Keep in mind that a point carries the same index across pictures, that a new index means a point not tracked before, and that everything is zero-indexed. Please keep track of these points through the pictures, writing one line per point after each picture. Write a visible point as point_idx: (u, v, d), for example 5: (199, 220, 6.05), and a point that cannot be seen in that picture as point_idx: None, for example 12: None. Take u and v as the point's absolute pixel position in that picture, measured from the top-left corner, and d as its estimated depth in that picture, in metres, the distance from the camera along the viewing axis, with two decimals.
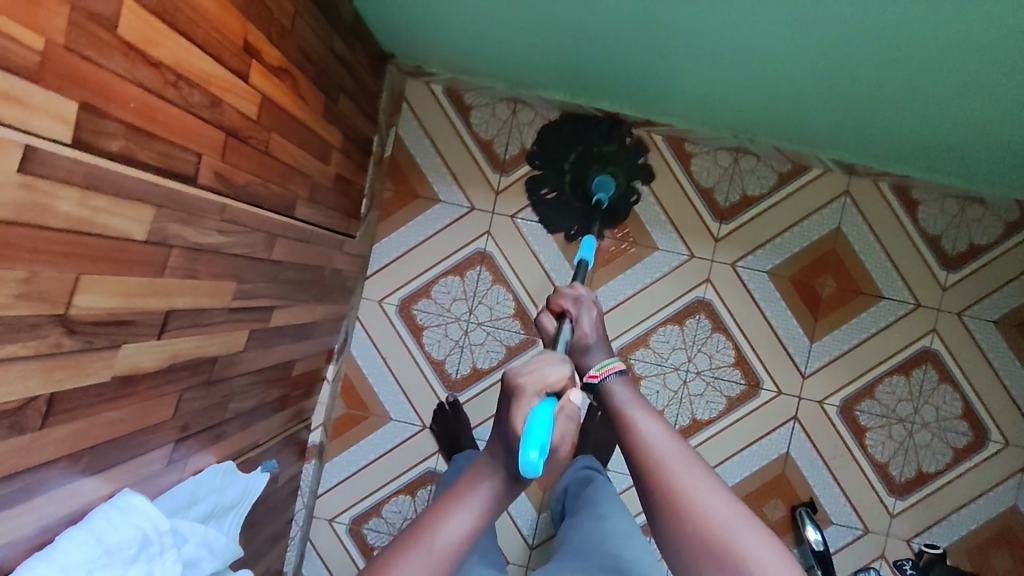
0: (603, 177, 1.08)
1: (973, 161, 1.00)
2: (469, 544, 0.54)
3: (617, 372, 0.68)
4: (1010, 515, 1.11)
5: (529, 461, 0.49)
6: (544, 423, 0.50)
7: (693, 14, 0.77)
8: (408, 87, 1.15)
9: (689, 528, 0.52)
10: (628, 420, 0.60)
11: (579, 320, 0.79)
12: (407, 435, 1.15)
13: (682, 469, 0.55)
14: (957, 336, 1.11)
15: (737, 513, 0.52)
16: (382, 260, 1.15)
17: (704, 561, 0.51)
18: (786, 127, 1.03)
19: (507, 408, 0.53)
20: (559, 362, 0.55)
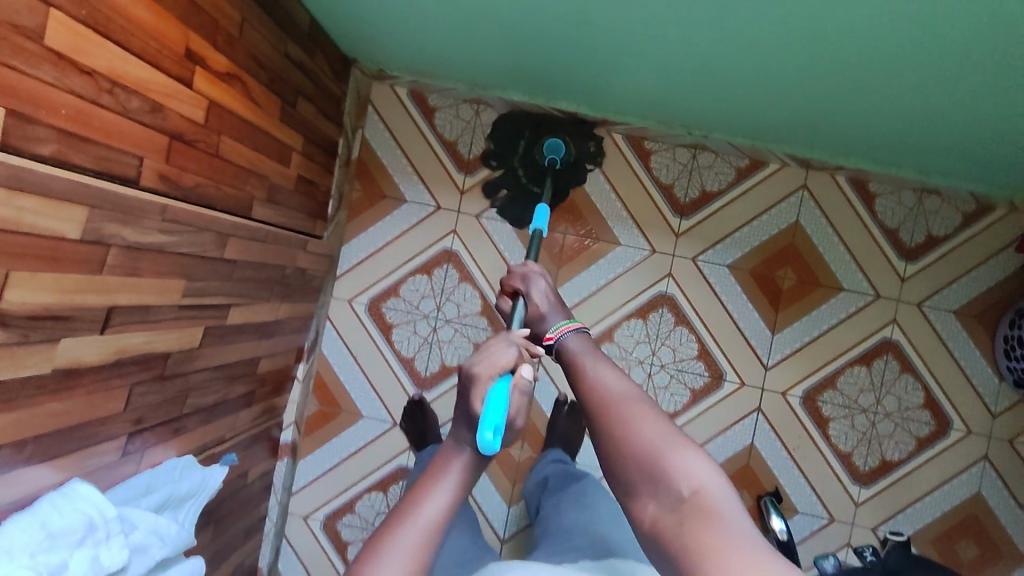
0: (553, 139, 1.11)
1: (924, 153, 1.02)
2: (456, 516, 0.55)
3: (574, 330, 0.68)
4: (974, 502, 1.12)
5: (487, 439, 0.55)
6: (499, 400, 0.56)
7: (628, 15, 0.79)
8: (374, 90, 1.18)
9: (621, 450, 0.50)
10: (578, 370, 0.60)
11: (530, 293, 0.80)
12: (378, 431, 1.16)
13: (620, 400, 0.53)
14: (917, 326, 1.13)
15: (672, 436, 0.49)
16: (351, 260, 1.17)
17: (636, 481, 0.48)
18: (739, 123, 1.05)
19: (466, 395, 0.59)
20: (506, 346, 0.62)
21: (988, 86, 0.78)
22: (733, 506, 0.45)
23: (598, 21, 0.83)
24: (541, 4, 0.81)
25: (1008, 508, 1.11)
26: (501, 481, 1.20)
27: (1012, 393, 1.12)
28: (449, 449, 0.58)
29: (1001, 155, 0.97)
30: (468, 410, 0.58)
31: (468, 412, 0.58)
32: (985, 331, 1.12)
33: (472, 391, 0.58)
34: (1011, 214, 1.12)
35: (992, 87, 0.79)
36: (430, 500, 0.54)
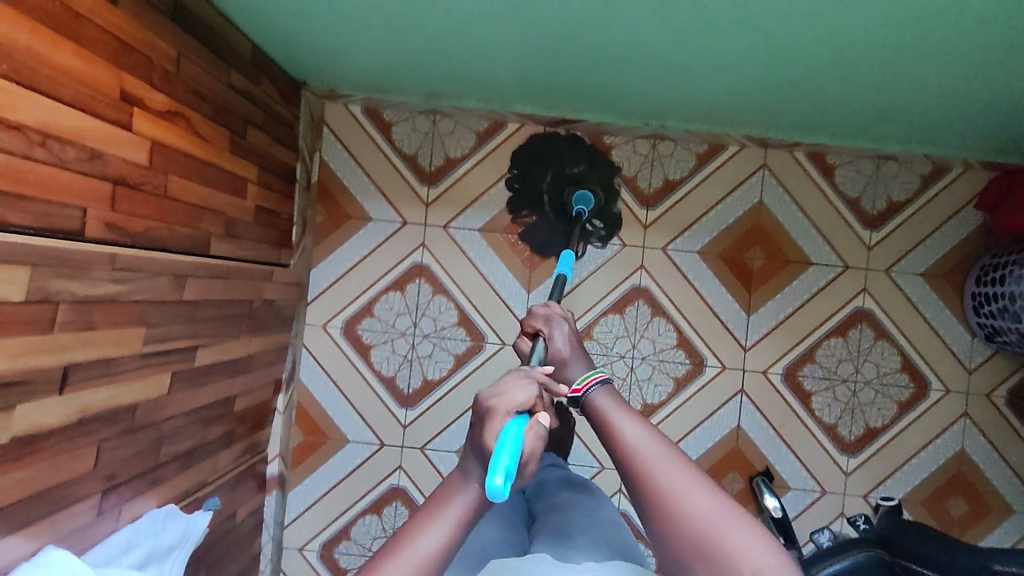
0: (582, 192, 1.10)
1: (876, 122, 1.04)
2: (446, 558, 0.54)
3: (599, 383, 0.69)
4: (959, 459, 1.14)
5: (496, 487, 0.51)
6: (517, 442, 0.53)
7: (574, 13, 0.79)
8: (327, 110, 1.16)
9: (679, 531, 0.52)
10: (612, 426, 0.62)
11: (552, 337, 0.81)
12: (366, 454, 1.15)
13: (667, 469, 0.55)
14: (888, 292, 1.14)
15: (722, 508, 0.53)
16: (321, 285, 1.15)
17: (696, 564, 0.51)
18: (694, 109, 1.06)
19: (481, 429, 0.57)
20: (526, 385, 0.59)
21: (931, 52, 0.80)
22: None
23: (545, 23, 0.82)
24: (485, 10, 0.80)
25: (992, 461, 1.14)
26: None
27: (985, 348, 1.14)
28: (453, 487, 0.56)
29: (951, 117, 0.99)
30: (482, 448, 0.55)
31: (481, 446, 0.56)
32: (954, 290, 1.14)
33: (488, 427, 0.56)
34: (966, 172, 1.14)
35: (936, 53, 0.80)
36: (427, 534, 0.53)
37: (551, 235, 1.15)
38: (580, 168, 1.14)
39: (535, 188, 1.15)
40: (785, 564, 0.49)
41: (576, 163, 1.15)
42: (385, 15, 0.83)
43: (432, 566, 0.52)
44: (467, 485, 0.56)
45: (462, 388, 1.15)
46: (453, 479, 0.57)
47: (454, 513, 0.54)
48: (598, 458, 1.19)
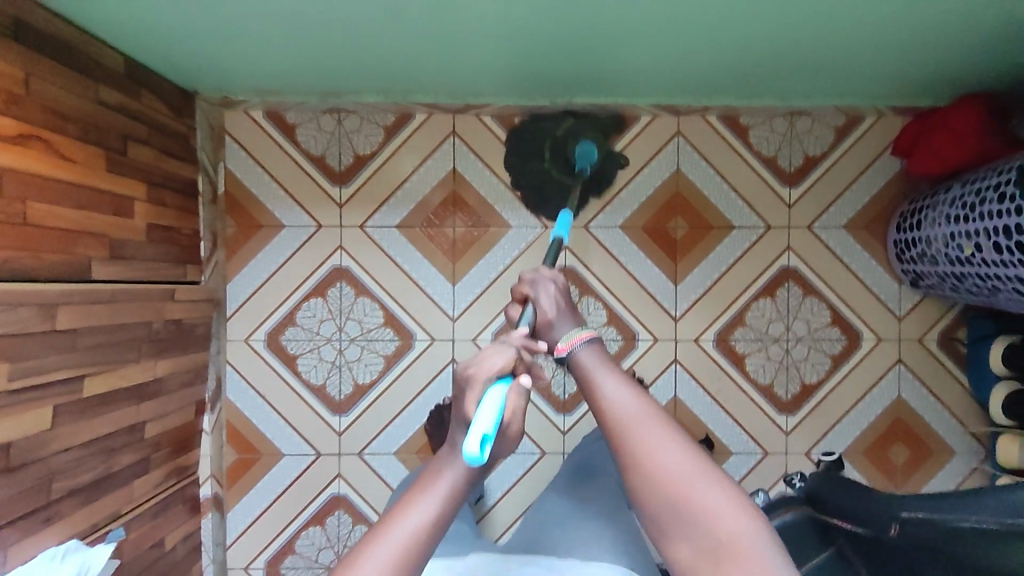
0: (585, 145, 1.10)
1: (779, 79, 1.02)
2: (437, 529, 0.62)
3: (587, 340, 0.72)
4: (897, 406, 1.14)
5: (472, 453, 0.61)
6: (492, 407, 0.64)
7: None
8: (227, 118, 1.12)
9: (658, 495, 0.59)
10: (596, 383, 0.67)
11: (539, 298, 0.80)
12: (303, 466, 1.13)
13: (643, 426, 0.62)
14: (812, 248, 1.14)
15: (697, 466, 0.59)
16: (240, 298, 1.12)
17: (675, 522, 0.58)
18: (596, 83, 1.04)
19: (465, 399, 0.68)
20: (502, 351, 0.70)
21: (807, 4, 0.78)
22: (761, 533, 0.56)
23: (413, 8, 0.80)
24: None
25: (930, 406, 1.14)
26: None
27: (912, 294, 1.14)
28: (444, 463, 0.66)
29: (849, 66, 0.97)
30: (463, 416, 0.68)
31: (465, 415, 0.67)
32: (876, 239, 1.14)
33: (468, 395, 0.67)
34: (881, 120, 1.13)
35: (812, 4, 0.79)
36: (417, 511, 0.62)
37: (554, 191, 1.14)
38: (569, 124, 1.13)
39: (535, 151, 1.14)
40: (753, 518, 0.57)
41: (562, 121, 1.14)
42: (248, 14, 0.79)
43: (426, 534, 0.61)
44: (454, 458, 0.66)
45: (394, 389, 1.13)
46: (443, 456, 0.67)
47: (446, 485, 0.64)
48: (538, 443, 1.17)
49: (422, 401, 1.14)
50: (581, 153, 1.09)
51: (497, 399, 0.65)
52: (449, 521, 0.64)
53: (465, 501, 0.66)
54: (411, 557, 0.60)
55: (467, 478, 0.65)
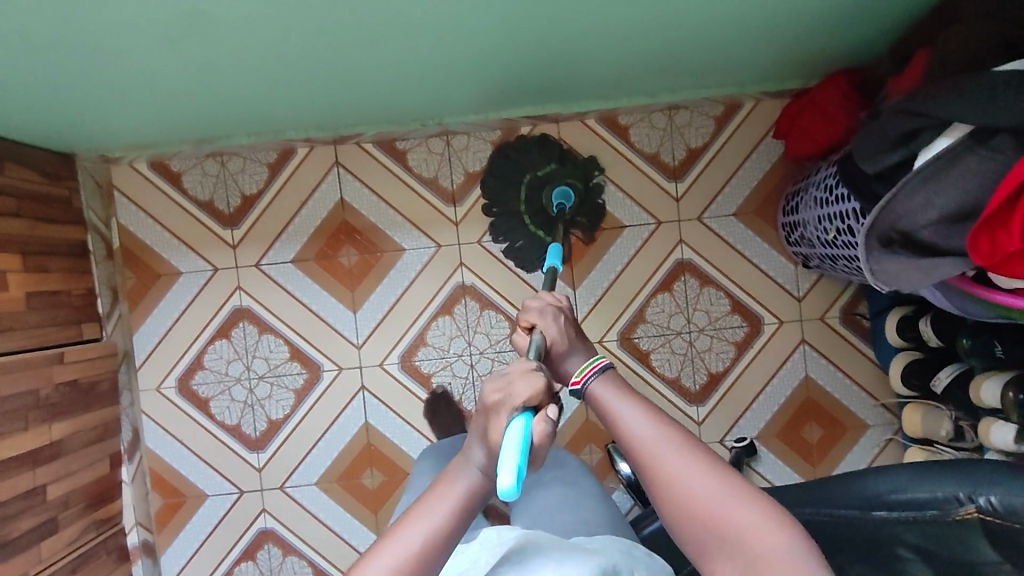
0: (563, 188, 1.07)
1: (643, 78, 1.02)
2: (437, 556, 0.46)
3: (599, 371, 0.54)
4: (806, 386, 1.14)
5: (505, 489, 0.42)
6: (525, 436, 0.45)
7: (257, 30, 0.77)
8: (114, 174, 1.13)
9: (684, 521, 0.43)
10: (608, 412, 0.50)
11: (548, 330, 0.64)
12: (228, 504, 1.15)
13: (664, 455, 0.45)
14: (703, 239, 1.14)
15: (729, 492, 0.43)
16: (146, 347, 1.15)
17: (712, 553, 0.42)
18: (463, 102, 1.05)
19: (485, 420, 0.48)
20: (533, 371, 0.49)
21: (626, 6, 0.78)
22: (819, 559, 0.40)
23: (243, 44, 0.80)
24: (170, 44, 0.78)
25: (839, 382, 1.14)
26: (362, 514, 1.15)
27: (810, 274, 1.13)
28: (456, 467, 0.49)
29: (704, 60, 0.97)
30: (487, 441, 0.48)
31: (485, 432, 0.49)
32: (768, 223, 1.13)
33: (491, 423, 0.47)
34: (760, 105, 1.12)
35: (632, 6, 0.79)
36: (410, 529, 0.46)
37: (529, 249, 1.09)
38: (551, 168, 1.08)
39: (512, 176, 1.09)
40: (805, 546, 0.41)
41: (547, 163, 1.08)
42: (79, 70, 0.81)
43: (421, 567, 0.45)
44: (469, 472, 0.49)
45: (308, 421, 1.15)
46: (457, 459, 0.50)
47: (447, 505, 0.47)
48: None
49: (337, 430, 1.15)
50: (558, 193, 1.06)
51: (528, 429, 0.46)
52: (449, 548, 0.46)
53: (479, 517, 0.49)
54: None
55: (480, 490, 0.49)
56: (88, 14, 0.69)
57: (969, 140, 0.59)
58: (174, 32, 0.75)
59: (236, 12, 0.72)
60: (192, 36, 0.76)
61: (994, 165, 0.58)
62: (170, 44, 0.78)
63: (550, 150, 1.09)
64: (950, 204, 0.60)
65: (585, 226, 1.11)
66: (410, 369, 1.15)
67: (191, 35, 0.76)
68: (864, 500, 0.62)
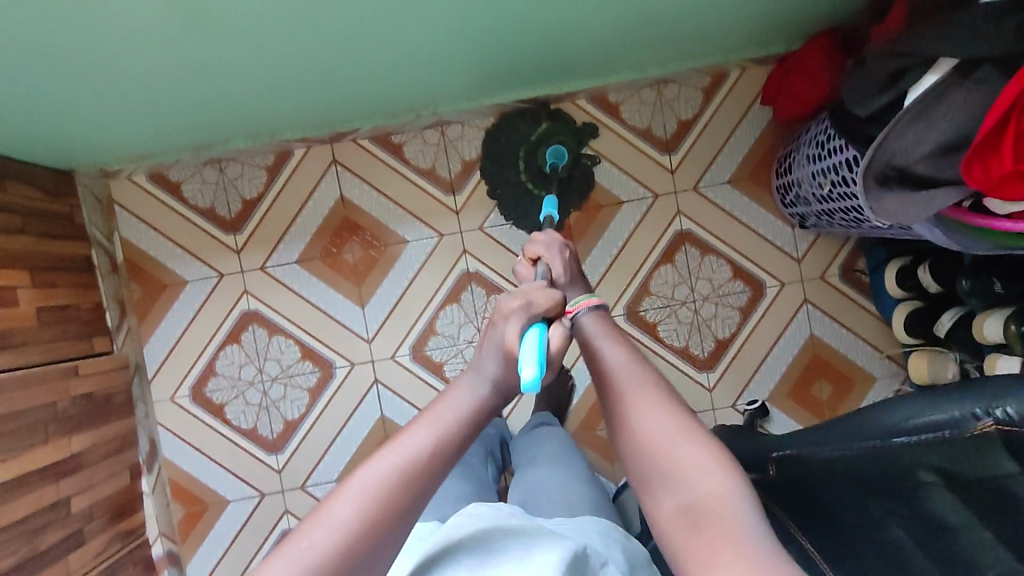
0: (557, 147, 1.09)
1: (631, 54, 1.04)
2: (438, 467, 0.48)
3: (588, 306, 0.61)
4: (812, 345, 1.16)
5: (528, 380, 0.51)
6: (541, 343, 0.54)
7: (253, 29, 0.78)
8: (114, 188, 1.14)
9: (636, 447, 0.48)
10: (594, 351, 0.57)
11: (552, 262, 0.75)
12: (250, 508, 1.16)
13: (632, 390, 0.51)
14: (700, 208, 1.16)
15: (682, 428, 0.47)
16: (158, 359, 1.15)
17: (652, 481, 0.47)
18: (456, 90, 1.06)
19: (498, 328, 0.56)
20: (550, 291, 0.59)
21: None
22: (748, 498, 0.44)
23: (239, 45, 0.81)
24: (168, 49, 0.79)
25: (844, 339, 1.16)
26: None
27: (807, 235, 1.16)
28: (458, 387, 0.53)
29: (688, 30, 0.99)
30: (501, 349, 0.55)
31: (496, 342, 0.55)
32: (762, 188, 1.16)
33: (506, 329, 0.55)
34: (745, 73, 1.14)
35: None
36: (409, 439, 0.48)
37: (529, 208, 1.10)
38: (542, 127, 1.09)
39: (506, 156, 1.10)
40: (742, 485, 0.44)
41: (539, 124, 1.09)
42: (79, 81, 0.82)
43: (423, 473, 0.47)
44: (478, 384, 0.53)
45: (325, 419, 1.16)
46: (461, 377, 0.55)
47: (448, 419, 0.50)
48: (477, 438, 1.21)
49: (354, 426, 1.16)
50: (552, 152, 1.09)
51: (543, 336, 0.55)
52: (456, 456, 0.50)
53: (475, 439, 0.52)
54: (392, 504, 0.45)
55: (484, 405, 0.53)
56: (87, 22, 0.70)
57: (954, 75, 0.61)
58: (172, 36, 0.76)
59: (233, 11, 0.73)
60: (189, 40, 0.78)
61: (982, 95, 0.60)
62: (168, 48, 0.79)
63: (534, 120, 1.10)
64: (941, 137, 0.62)
65: (577, 185, 1.12)
66: (422, 359, 1.16)
67: (189, 37, 0.77)
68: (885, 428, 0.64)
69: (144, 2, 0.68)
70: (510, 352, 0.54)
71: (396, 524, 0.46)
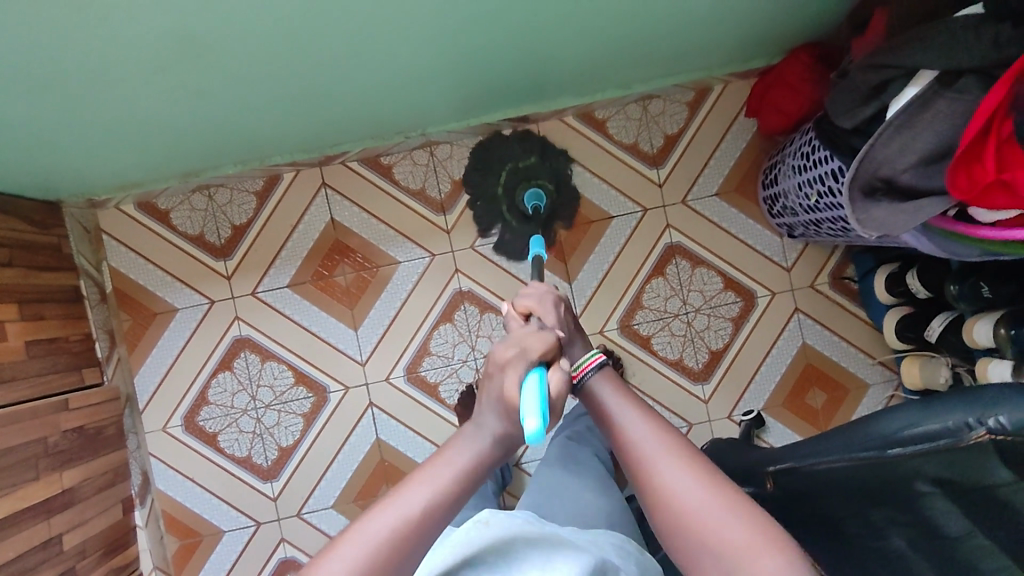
0: (534, 190, 1.10)
1: (616, 70, 1.05)
2: (435, 520, 0.48)
3: (597, 366, 0.63)
4: (805, 353, 1.17)
5: (532, 431, 0.49)
6: (542, 386, 0.52)
7: (240, 55, 0.78)
8: (101, 218, 1.13)
9: (671, 521, 0.49)
10: (614, 421, 0.57)
11: (546, 314, 0.70)
12: (246, 538, 1.14)
13: (660, 463, 0.51)
14: (690, 221, 1.17)
15: (716, 497, 0.48)
16: (149, 389, 1.14)
17: (697, 556, 0.47)
18: (443, 110, 1.07)
19: (500, 378, 0.54)
20: (544, 334, 0.58)
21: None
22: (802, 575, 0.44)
23: (226, 71, 0.81)
24: (155, 77, 0.79)
25: (836, 346, 1.17)
26: None
27: (795, 244, 1.17)
28: (459, 439, 0.53)
29: (672, 46, 1.00)
30: (501, 400, 0.53)
31: (498, 395, 0.54)
32: (749, 200, 1.17)
33: (505, 380, 0.53)
34: (729, 87, 1.16)
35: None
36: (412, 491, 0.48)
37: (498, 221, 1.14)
38: (533, 159, 1.13)
39: (490, 167, 1.13)
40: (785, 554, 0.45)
41: (529, 155, 1.13)
42: (64, 111, 0.81)
43: (422, 526, 0.47)
44: (477, 437, 0.53)
45: (319, 444, 1.14)
46: (462, 430, 0.54)
47: (451, 473, 0.50)
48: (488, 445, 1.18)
49: (349, 450, 1.15)
50: (532, 197, 1.09)
51: (543, 381, 0.53)
52: (453, 510, 0.50)
53: (478, 489, 0.52)
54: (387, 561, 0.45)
55: (484, 457, 0.52)
56: (73, 52, 0.69)
57: (936, 84, 0.62)
58: (158, 63, 0.76)
59: (219, 39, 0.74)
60: (176, 66, 0.77)
61: (964, 104, 0.60)
62: (155, 76, 0.78)
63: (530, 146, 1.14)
64: (926, 148, 0.63)
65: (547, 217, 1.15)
66: (417, 380, 1.15)
67: (176, 64, 0.77)
68: (889, 437, 0.63)
69: (129, 33, 0.68)
70: (510, 402, 0.52)
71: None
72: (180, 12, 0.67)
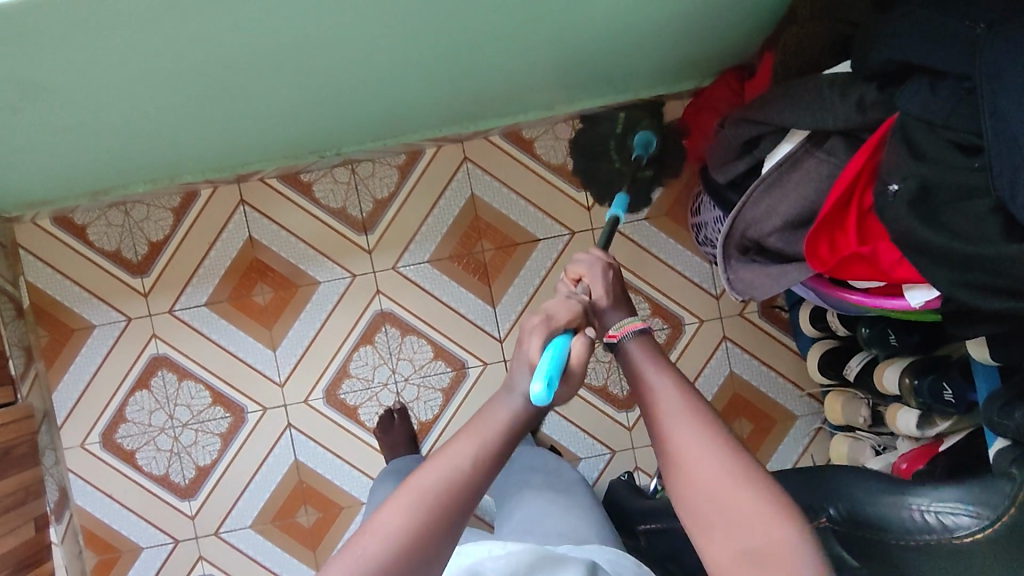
0: (643, 135, 1.06)
1: (539, 93, 1.02)
2: (482, 478, 0.47)
3: (635, 331, 0.58)
4: (732, 382, 1.14)
5: (537, 394, 0.50)
6: (560, 353, 0.53)
7: (124, 80, 0.75)
8: (18, 233, 1.11)
9: (693, 496, 0.48)
10: (642, 381, 0.54)
11: (594, 281, 0.65)
12: (164, 554, 1.14)
13: (682, 429, 0.50)
14: (617, 244, 1.14)
15: (737, 469, 0.47)
16: (67, 405, 1.13)
17: (707, 518, 0.47)
18: (360, 130, 1.03)
19: (525, 345, 0.54)
20: (569, 304, 0.59)
21: (496, 20, 0.78)
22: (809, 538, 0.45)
23: (113, 95, 0.78)
24: (43, 95, 0.75)
25: (763, 376, 1.14)
26: (301, 552, 1.14)
27: None
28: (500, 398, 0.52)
29: (595, 69, 0.97)
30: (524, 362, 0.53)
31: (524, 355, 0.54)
32: (681, 225, 1.14)
33: (530, 346, 0.54)
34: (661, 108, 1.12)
35: (503, 19, 0.79)
36: (452, 450, 0.47)
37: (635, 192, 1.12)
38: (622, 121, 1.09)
39: (599, 149, 1.11)
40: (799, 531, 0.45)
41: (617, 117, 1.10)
42: None
43: (460, 489, 0.46)
44: (510, 399, 0.51)
45: (236, 463, 1.14)
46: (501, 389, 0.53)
47: (495, 428, 0.49)
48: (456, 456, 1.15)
49: (266, 472, 1.14)
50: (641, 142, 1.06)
51: (562, 348, 0.54)
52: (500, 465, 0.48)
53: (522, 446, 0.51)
54: (449, 506, 0.45)
55: (522, 419, 0.51)
56: None
57: (807, 144, 0.61)
58: (37, 85, 0.73)
59: (96, 65, 0.71)
60: (57, 90, 0.75)
61: (829, 168, 0.60)
62: (36, 98, 0.75)
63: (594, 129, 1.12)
64: (791, 212, 0.62)
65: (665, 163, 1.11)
66: (335, 401, 1.14)
67: (58, 86, 0.74)
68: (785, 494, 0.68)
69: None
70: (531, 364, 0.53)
71: (451, 521, 0.45)
72: (44, 39, 0.64)
